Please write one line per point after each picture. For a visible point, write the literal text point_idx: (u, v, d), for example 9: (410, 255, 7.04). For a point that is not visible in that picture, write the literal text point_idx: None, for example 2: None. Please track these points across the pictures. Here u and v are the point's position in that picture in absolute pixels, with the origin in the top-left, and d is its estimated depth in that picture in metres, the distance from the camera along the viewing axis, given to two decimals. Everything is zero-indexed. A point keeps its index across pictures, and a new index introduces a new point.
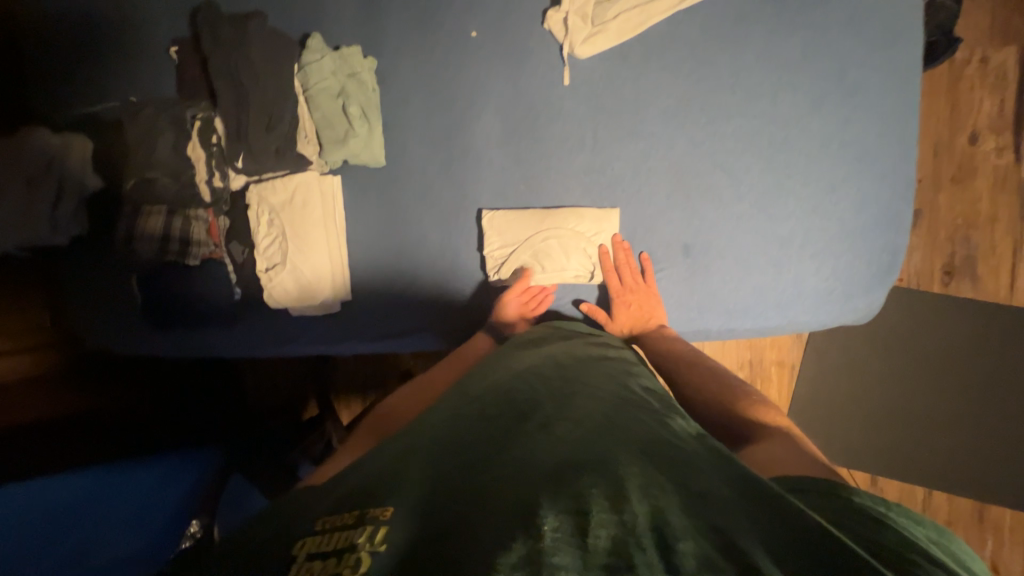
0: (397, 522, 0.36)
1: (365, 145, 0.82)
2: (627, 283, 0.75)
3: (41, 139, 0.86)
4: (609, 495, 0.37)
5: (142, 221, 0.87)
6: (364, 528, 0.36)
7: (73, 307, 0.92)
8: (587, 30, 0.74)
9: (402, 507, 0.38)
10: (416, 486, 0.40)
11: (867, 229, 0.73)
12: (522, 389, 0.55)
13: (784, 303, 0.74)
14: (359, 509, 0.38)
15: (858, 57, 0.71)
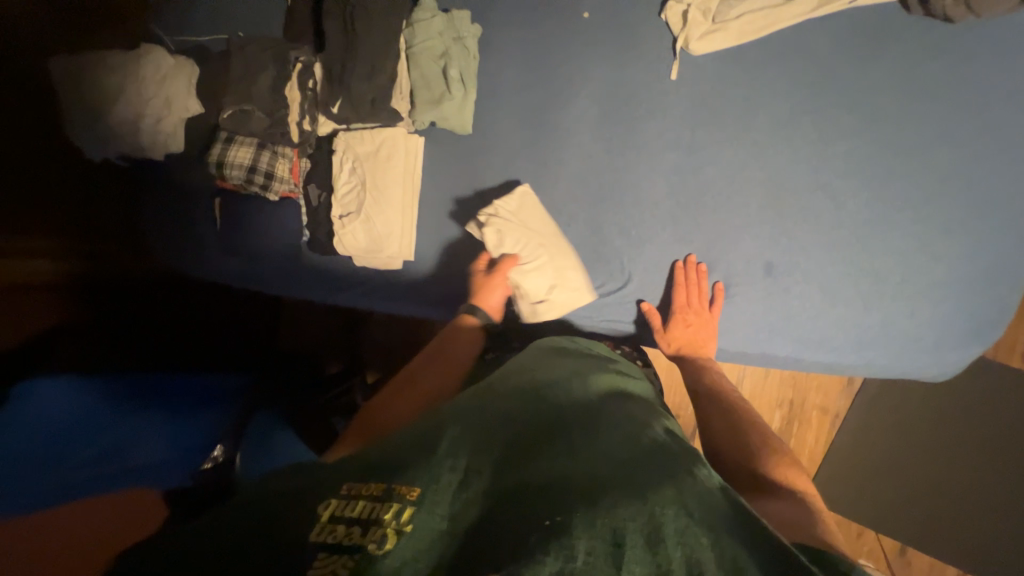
0: (419, 507, 0.40)
1: (456, 111, 0.82)
2: (696, 305, 0.73)
3: (158, 56, 0.91)
4: (625, 522, 0.38)
5: (232, 151, 0.89)
6: (389, 505, 0.39)
7: (155, 218, 0.98)
8: (705, 27, 0.72)
9: (426, 492, 0.41)
10: (439, 471, 0.42)
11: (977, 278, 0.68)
12: (551, 395, 0.56)
13: (868, 341, 0.70)
14: (386, 483, 0.41)
15: (1005, 93, 0.66)
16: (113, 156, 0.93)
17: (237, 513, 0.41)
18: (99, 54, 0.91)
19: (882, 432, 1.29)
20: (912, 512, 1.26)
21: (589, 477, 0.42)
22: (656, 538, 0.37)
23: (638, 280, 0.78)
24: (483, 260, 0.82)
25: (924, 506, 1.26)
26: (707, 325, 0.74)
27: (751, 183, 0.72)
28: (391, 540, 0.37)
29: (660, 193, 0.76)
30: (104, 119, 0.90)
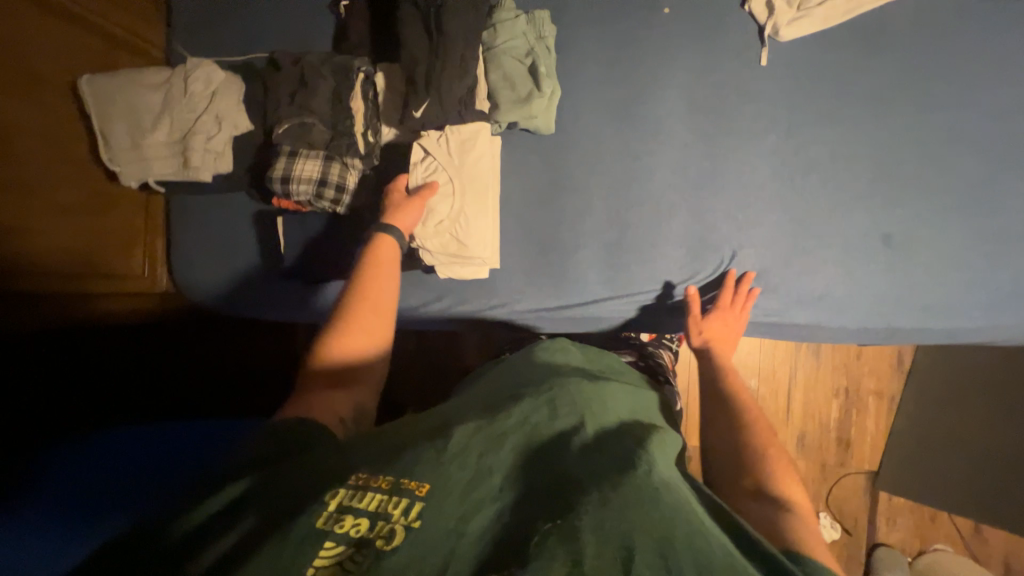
0: (429, 505, 0.36)
1: (543, 110, 0.79)
2: (739, 311, 0.75)
3: (207, 71, 0.85)
4: (646, 532, 0.34)
5: (297, 164, 0.83)
6: (398, 501, 0.36)
7: (206, 253, 0.94)
8: (793, 13, 0.73)
9: (435, 488, 0.37)
10: (451, 468, 0.39)
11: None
12: (570, 393, 0.51)
13: (996, 304, 0.70)
14: (394, 476, 0.38)
15: None
16: (151, 181, 0.86)
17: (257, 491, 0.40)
18: (142, 75, 0.85)
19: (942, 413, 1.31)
20: None
21: (608, 481, 0.38)
22: (671, 551, 0.33)
23: (747, 266, 0.77)
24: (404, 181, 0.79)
25: None
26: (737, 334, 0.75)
27: (855, 158, 0.73)
28: (399, 535, 0.34)
29: (764, 176, 0.76)
30: (147, 141, 0.84)
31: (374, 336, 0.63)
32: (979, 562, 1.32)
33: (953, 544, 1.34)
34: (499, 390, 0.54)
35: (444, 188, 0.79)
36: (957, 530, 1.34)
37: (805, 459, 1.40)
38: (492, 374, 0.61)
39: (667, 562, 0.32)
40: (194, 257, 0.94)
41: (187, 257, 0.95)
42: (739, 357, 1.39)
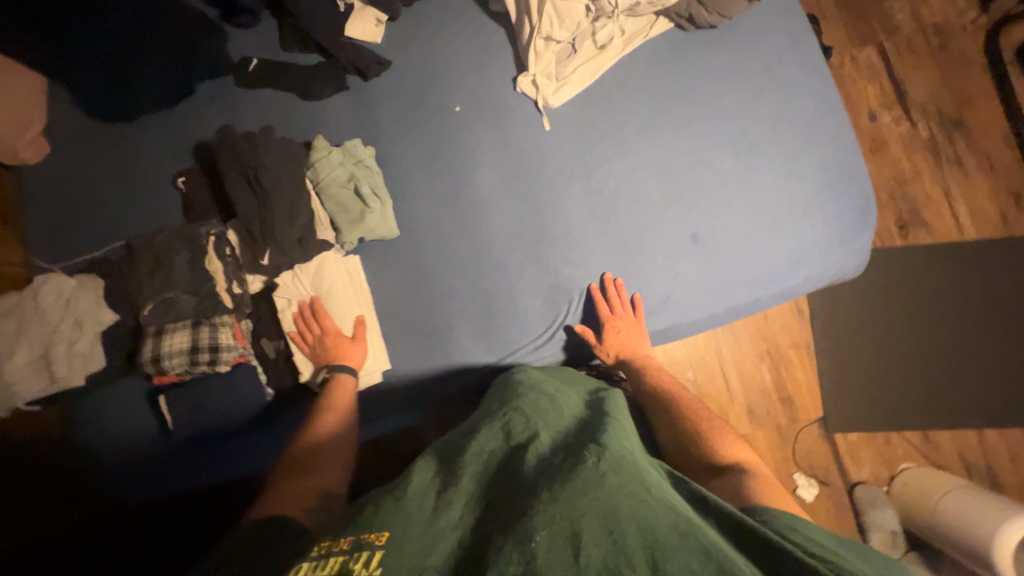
0: (388, 549, 0.44)
1: (380, 220, 0.88)
2: (621, 315, 0.83)
3: (57, 282, 0.88)
4: (587, 511, 0.45)
5: (166, 340, 0.86)
6: (359, 555, 0.44)
7: (93, 448, 0.88)
8: (554, 85, 0.88)
9: (390, 533, 0.46)
10: (410, 519, 0.49)
11: (848, 175, 0.81)
12: (516, 420, 0.63)
13: (797, 260, 0.81)
14: (358, 536, 0.47)
15: (780, 44, 0.84)
16: (22, 404, 0.84)
17: None
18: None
19: (843, 344, 1.46)
20: (899, 398, 1.42)
21: (563, 476, 0.50)
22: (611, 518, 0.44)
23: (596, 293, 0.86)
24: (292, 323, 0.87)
25: (904, 387, 1.42)
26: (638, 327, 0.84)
27: (646, 180, 0.85)
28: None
29: (582, 216, 0.87)
30: (8, 368, 0.83)
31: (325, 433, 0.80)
32: (942, 468, 1.39)
33: (914, 460, 1.40)
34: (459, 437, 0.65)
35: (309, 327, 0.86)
36: (912, 445, 1.41)
37: (762, 430, 1.45)
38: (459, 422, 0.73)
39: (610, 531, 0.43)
40: (82, 455, 0.88)
41: (74, 459, 0.88)
42: (667, 357, 1.46)
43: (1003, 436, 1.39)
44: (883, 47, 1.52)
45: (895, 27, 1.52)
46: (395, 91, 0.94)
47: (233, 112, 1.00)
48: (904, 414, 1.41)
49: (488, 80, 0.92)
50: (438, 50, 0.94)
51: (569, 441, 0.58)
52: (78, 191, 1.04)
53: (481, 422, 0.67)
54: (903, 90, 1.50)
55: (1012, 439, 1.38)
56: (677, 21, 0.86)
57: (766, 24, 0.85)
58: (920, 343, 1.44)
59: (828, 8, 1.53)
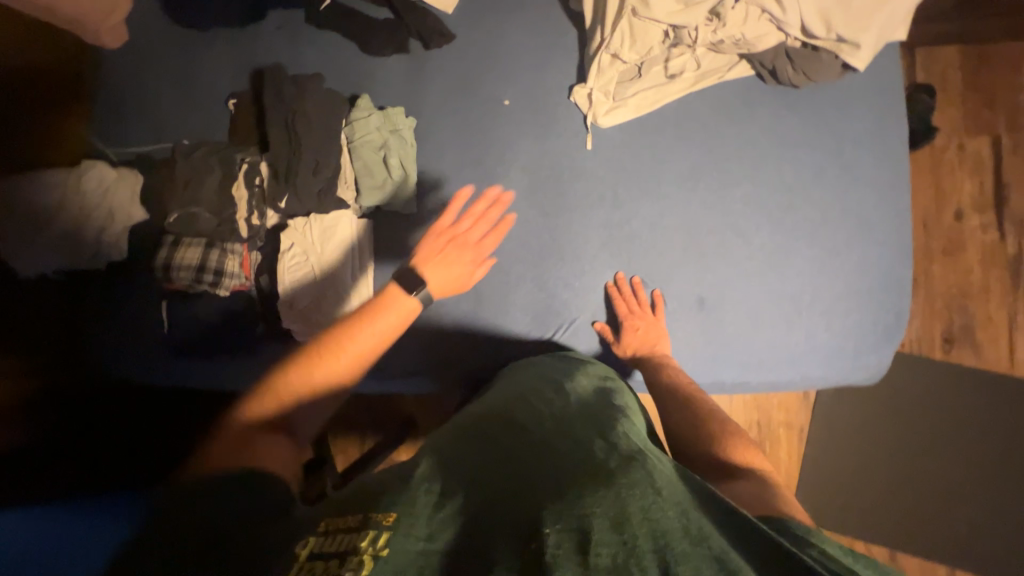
0: (396, 530, 0.43)
1: (400, 194, 0.89)
2: (639, 312, 0.79)
3: (100, 171, 0.94)
4: (597, 511, 0.42)
5: (181, 252, 0.91)
6: (366, 533, 0.43)
7: (97, 327, 0.95)
8: (608, 104, 0.83)
9: (398, 515, 0.44)
10: (414, 503, 0.47)
11: (887, 286, 0.75)
12: (519, 418, 0.62)
13: (801, 357, 0.76)
14: (363, 515, 0.45)
15: (863, 125, 0.77)
16: (49, 271, 0.92)
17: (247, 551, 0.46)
18: (38, 174, 0.92)
19: (841, 440, 1.37)
20: (881, 512, 1.34)
21: (572, 477, 0.48)
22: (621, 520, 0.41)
23: (585, 327, 0.84)
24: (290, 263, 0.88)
25: (892, 504, 1.33)
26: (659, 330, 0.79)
27: (672, 228, 0.81)
28: (368, 564, 0.39)
29: (596, 245, 0.84)
30: (44, 236, 0.90)
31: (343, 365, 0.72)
32: None
33: None
34: (462, 424, 0.65)
35: (305, 272, 0.88)
36: None
37: None
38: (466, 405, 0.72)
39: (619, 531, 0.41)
40: (86, 330, 0.95)
41: (79, 332, 0.95)
42: None
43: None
44: (998, 143, 1.36)
45: (1019, 125, 1.35)
46: (452, 69, 0.93)
47: (295, 47, 1.01)
48: (880, 529, 1.34)
49: (545, 80, 0.88)
50: (504, 37, 0.91)
51: (575, 434, 0.57)
52: (131, 78, 1.06)
53: (484, 416, 0.65)
54: (1002, 197, 1.35)
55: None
56: (759, 70, 0.79)
57: (854, 99, 0.77)
58: (926, 466, 1.33)
59: (952, 83, 1.37)
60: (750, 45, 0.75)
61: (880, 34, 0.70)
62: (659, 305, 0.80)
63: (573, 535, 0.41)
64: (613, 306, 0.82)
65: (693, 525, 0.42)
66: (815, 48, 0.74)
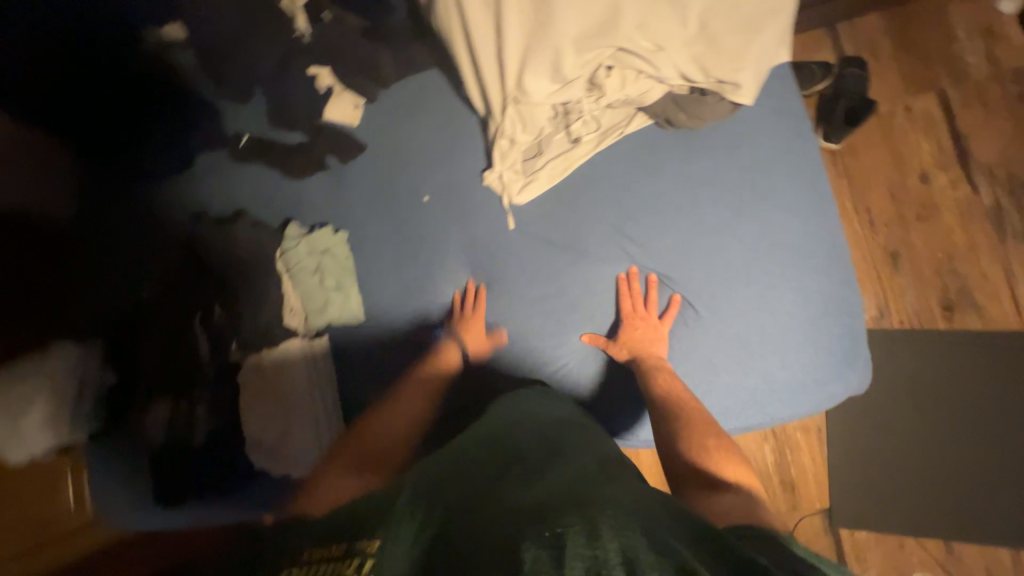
0: (381, 554, 0.40)
1: (344, 307, 0.92)
2: (642, 313, 0.77)
3: (65, 350, 0.97)
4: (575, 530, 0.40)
5: (152, 410, 0.95)
6: (351, 559, 0.39)
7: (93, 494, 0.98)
8: (521, 182, 0.84)
9: (385, 543, 0.41)
10: (398, 529, 0.44)
11: (835, 308, 0.72)
12: (505, 448, 0.60)
13: (764, 399, 0.73)
14: (343, 543, 0.42)
15: (769, 148, 0.76)
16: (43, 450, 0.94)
17: None
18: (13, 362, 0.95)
19: (862, 433, 1.31)
20: (925, 503, 1.26)
21: (554, 502, 0.45)
22: (595, 536, 0.39)
23: None
24: (252, 396, 0.89)
25: (936, 492, 1.25)
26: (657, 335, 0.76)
27: (610, 290, 0.81)
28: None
29: (539, 321, 0.83)
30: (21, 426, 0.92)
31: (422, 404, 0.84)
32: None
33: (932, 570, 1.26)
34: (447, 453, 0.62)
35: (264, 403, 0.89)
36: (931, 554, 1.26)
37: None
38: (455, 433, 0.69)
39: (594, 547, 0.38)
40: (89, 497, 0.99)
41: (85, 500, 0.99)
42: None
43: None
44: (945, 95, 1.31)
45: (963, 71, 1.31)
46: (371, 178, 0.96)
47: (225, 184, 1.05)
48: (929, 521, 1.25)
49: (458, 171, 0.91)
50: (411, 137, 0.94)
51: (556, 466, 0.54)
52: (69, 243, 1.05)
53: (466, 448, 0.62)
54: (967, 148, 1.30)
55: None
56: (658, 118, 0.79)
57: (754, 127, 0.77)
58: (964, 444, 1.23)
59: (883, 48, 1.34)
60: (639, 101, 0.76)
61: (761, 68, 0.71)
62: (671, 310, 0.77)
63: (551, 549, 0.38)
64: (615, 308, 0.80)
65: (662, 543, 0.40)
66: (701, 93, 0.74)
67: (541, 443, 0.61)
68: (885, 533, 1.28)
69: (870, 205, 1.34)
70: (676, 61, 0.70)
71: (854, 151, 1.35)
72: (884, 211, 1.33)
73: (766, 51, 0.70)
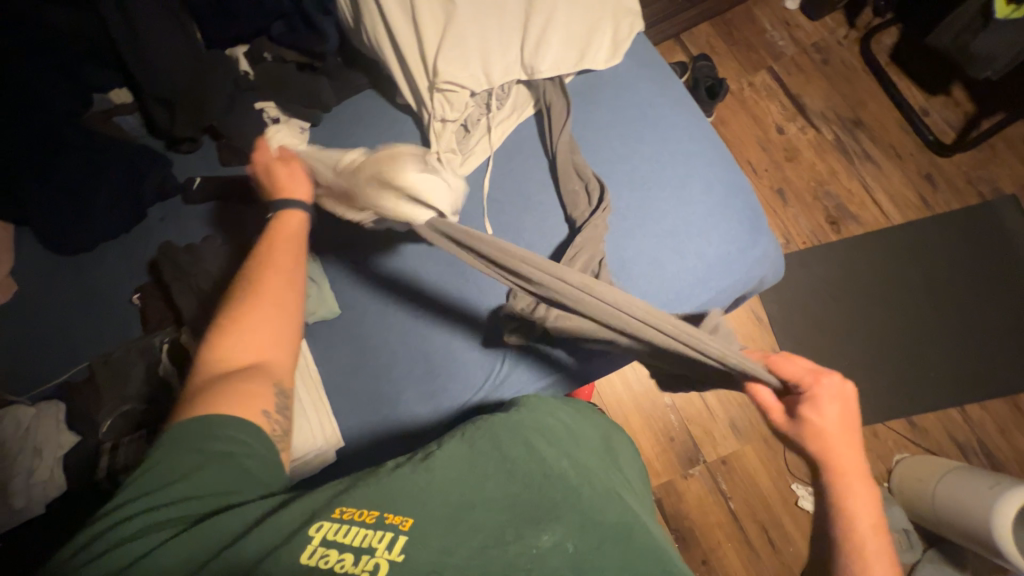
0: (411, 540, 0.53)
1: (319, 303, 0.97)
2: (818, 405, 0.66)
3: (19, 414, 0.93)
4: (616, 547, 0.56)
5: (123, 453, 0.90)
6: (386, 536, 0.53)
7: None
8: (459, 158, 0.98)
9: (415, 531, 0.53)
10: (433, 507, 0.56)
11: (733, 192, 0.90)
12: (543, 429, 0.70)
13: (706, 276, 0.86)
14: (379, 514, 0.55)
15: (649, 89, 0.97)
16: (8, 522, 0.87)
17: (258, 534, 0.52)
18: None
19: (809, 340, 1.46)
20: (877, 390, 1.40)
21: (595, 499, 0.60)
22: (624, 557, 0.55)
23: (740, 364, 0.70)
24: None
25: (880, 375, 1.41)
26: (834, 426, 0.65)
27: (558, 225, 0.93)
28: (382, 564, 0.51)
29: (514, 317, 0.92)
30: None
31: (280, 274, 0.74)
32: (937, 454, 1.35)
33: (907, 449, 1.37)
34: (495, 420, 0.68)
35: None
36: (902, 435, 1.38)
37: (749, 443, 1.42)
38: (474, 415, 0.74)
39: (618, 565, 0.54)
40: None
41: None
42: (642, 382, 1.46)
43: (987, 409, 1.36)
44: (774, 70, 1.68)
45: (780, 51, 1.70)
46: None
47: (179, 226, 1.09)
48: (888, 407, 1.39)
49: None
50: (356, 143, 1.05)
51: (582, 459, 0.67)
52: (23, 317, 1.08)
53: (512, 417, 0.70)
54: (801, 103, 1.64)
55: (996, 411, 1.36)
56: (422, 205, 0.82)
57: (633, 76, 0.98)
58: (881, 326, 1.44)
59: (718, 45, 1.72)
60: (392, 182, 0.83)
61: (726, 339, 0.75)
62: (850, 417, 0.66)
63: (574, 548, 0.54)
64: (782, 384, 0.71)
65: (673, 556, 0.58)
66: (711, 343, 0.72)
67: (582, 437, 0.74)
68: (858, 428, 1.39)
69: (748, 158, 1.63)
70: (553, 47, 0.92)
71: (724, 122, 1.66)
72: (761, 161, 1.62)
73: (621, 31, 0.96)
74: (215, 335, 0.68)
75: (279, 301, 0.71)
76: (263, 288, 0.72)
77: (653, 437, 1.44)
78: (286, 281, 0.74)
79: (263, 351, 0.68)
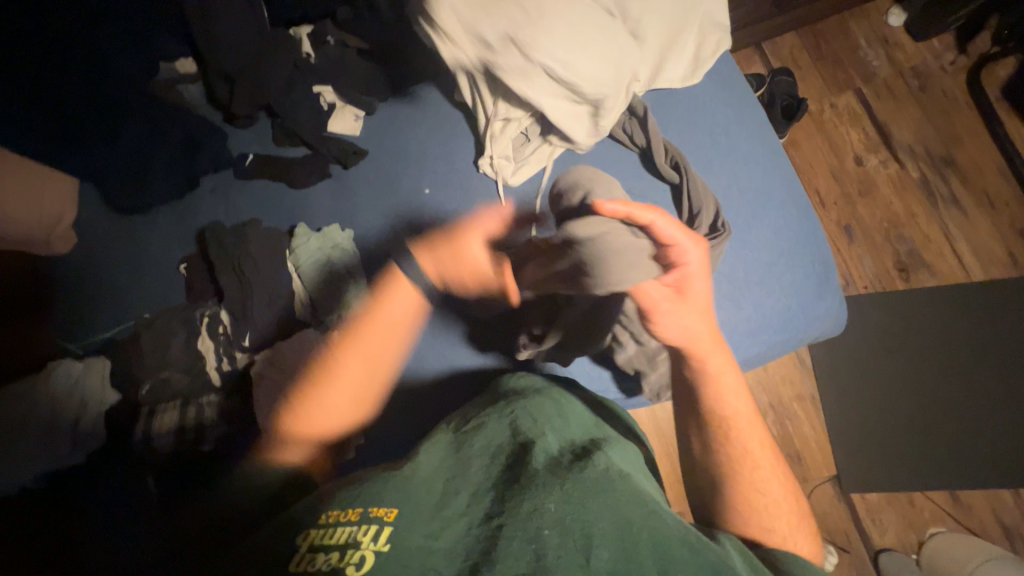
0: (399, 530, 0.49)
1: (354, 298, 0.96)
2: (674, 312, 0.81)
3: (67, 367, 0.97)
4: (615, 520, 0.52)
5: (160, 419, 0.95)
6: (372, 530, 0.49)
7: (83, 525, 0.93)
8: (512, 166, 0.95)
9: (400, 521, 0.50)
10: (419, 500, 0.53)
11: (797, 243, 0.86)
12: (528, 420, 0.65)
13: (756, 327, 0.84)
14: (363, 510, 0.51)
15: (721, 120, 0.92)
16: (52, 466, 0.93)
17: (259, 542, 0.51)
18: (30, 379, 0.96)
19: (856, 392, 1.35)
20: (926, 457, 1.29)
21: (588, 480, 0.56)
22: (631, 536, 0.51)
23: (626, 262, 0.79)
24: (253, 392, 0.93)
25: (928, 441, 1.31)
26: (702, 301, 0.82)
27: None
28: (370, 558, 0.47)
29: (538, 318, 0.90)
30: (11, 450, 0.92)
31: (377, 354, 0.91)
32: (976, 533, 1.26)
33: (944, 523, 1.28)
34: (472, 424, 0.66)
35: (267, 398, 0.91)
36: (941, 507, 1.29)
37: None
38: (453, 415, 0.72)
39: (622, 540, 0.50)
40: (68, 532, 0.93)
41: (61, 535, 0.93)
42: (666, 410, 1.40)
43: None
44: (862, 93, 1.53)
45: (872, 72, 1.54)
46: (372, 177, 1.03)
47: (225, 201, 1.09)
48: (935, 477, 1.28)
49: (455, 165, 1.00)
50: (409, 138, 1.03)
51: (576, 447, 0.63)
52: (76, 270, 1.12)
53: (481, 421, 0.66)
54: (887, 132, 1.50)
55: None
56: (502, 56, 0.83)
57: (708, 103, 0.94)
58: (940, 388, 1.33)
59: (801, 58, 1.58)
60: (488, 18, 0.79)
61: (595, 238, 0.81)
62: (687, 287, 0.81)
63: (573, 528, 0.50)
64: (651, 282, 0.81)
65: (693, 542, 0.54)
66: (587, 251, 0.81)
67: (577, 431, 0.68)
68: (895, 492, 1.30)
69: (818, 187, 1.50)
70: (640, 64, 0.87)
71: (796, 145, 1.53)
72: (831, 192, 1.49)
73: (705, 48, 0.91)
74: (304, 404, 0.85)
75: (376, 360, 0.91)
76: (331, 382, 0.87)
77: (669, 468, 1.39)
78: (364, 368, 0.89)
79: (338, 418, 0.86)
